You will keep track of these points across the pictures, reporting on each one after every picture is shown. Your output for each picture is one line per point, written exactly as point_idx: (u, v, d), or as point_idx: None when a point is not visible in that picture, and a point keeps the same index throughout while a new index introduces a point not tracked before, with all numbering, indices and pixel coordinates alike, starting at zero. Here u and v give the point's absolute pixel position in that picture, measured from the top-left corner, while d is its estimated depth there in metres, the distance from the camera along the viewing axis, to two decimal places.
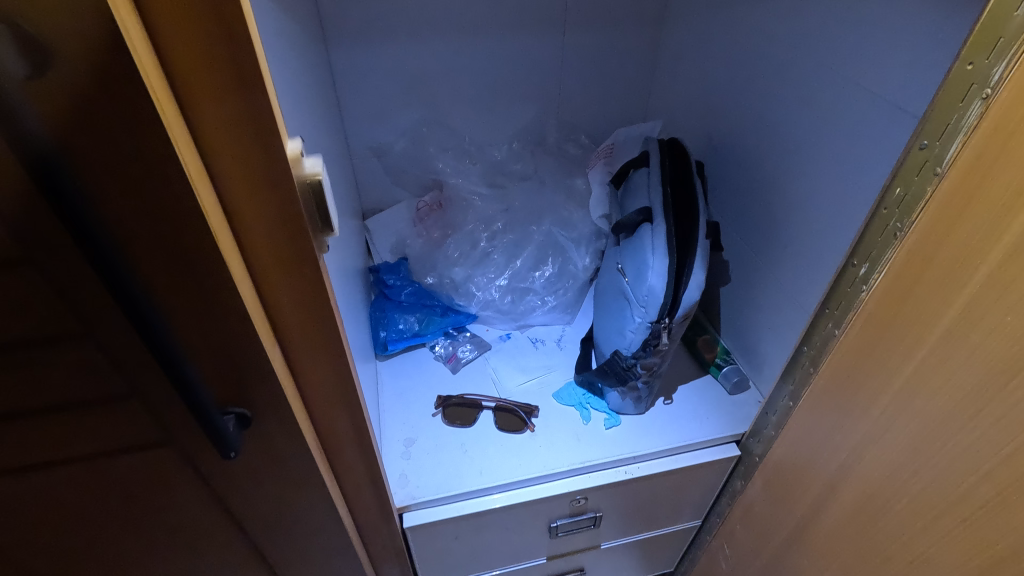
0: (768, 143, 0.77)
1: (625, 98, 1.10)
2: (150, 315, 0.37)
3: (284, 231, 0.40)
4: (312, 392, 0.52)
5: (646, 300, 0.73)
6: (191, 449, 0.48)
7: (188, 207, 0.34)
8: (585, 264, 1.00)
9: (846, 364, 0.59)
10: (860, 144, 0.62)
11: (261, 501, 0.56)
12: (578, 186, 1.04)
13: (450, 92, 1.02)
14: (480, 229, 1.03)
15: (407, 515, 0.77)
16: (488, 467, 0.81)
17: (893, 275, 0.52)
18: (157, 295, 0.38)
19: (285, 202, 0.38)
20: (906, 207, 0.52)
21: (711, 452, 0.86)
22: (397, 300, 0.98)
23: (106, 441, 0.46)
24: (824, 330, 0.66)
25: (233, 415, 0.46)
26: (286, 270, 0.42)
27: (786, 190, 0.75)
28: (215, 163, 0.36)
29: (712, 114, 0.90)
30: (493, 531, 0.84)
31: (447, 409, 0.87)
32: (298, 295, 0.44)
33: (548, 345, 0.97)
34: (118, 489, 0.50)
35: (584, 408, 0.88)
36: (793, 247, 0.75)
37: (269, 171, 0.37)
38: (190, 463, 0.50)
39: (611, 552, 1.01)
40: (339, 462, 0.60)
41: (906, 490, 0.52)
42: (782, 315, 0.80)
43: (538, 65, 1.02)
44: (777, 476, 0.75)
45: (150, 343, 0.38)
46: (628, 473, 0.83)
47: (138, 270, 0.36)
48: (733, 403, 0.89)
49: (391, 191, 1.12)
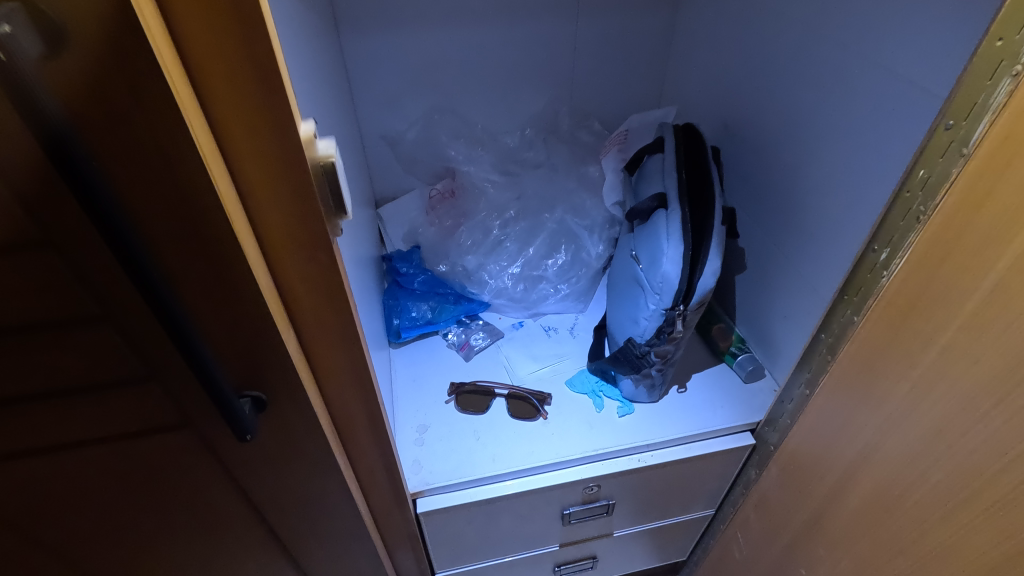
0: (787, 127, 0.75)
1: (638, 83, 1.09)
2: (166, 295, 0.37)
3: (297, 214, 0.40)
4: (327, 378, 0.52)
5: (660, 287, 0.72)
6: (208, 433, 0.49)
7: (200, 187, 0.34)
8: (598, 252, 0.99)
9: (867, 350, 0.58)
10: (881, 127, 0.61)
11: (279, 485, 0.57)
12: (591, 174, 1.03)
13: (463, 79, 1.01)
14: (493, 216, 1.02)
15: (420, 500, 0.78)
16: (501, 454, 0.81)
17: (916, 259, 0.51)
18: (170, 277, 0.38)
19: (298, 184, 0.38)
20: (930, 188, 0.51)
21: (725, 441, 0.86)
22: (410, 288, 0.99)
23: (125, 422, 0.46)
24: (843, 317, 0.65)
25: (249, 398, 0.46)
26: (300, 254, 0.42)
27: (804, 177, 0.74)
28: (228, 144, 0.36)
29: (728, 100, 0.89)
30: (506, 518, 0.85)
31: (460, 396, 0.87)
32: (312, 278, 0.44)
33: (561, 334, 0.97)
34: (138, 470, 0.51)
35: (596, 396, 0.88)
36: (811, 234, 0.74)
37: (281, 153, 0.37)
38: (208, 446, 0.51)
39: (623, 539, 1.01)
40: (354, 448, 0.61)
41: (926, 479, 0.51)
42: (799, 302, 0.79)
43: (551, 51, 1.01)
44: (793, 464, 0.75)
45: (166, 324, 0.38)
46: (641, 461, 0.83)
47: (153, 252, 0.36)
48: (748, 391, 0.89)
49: (404, 179, 1.12)
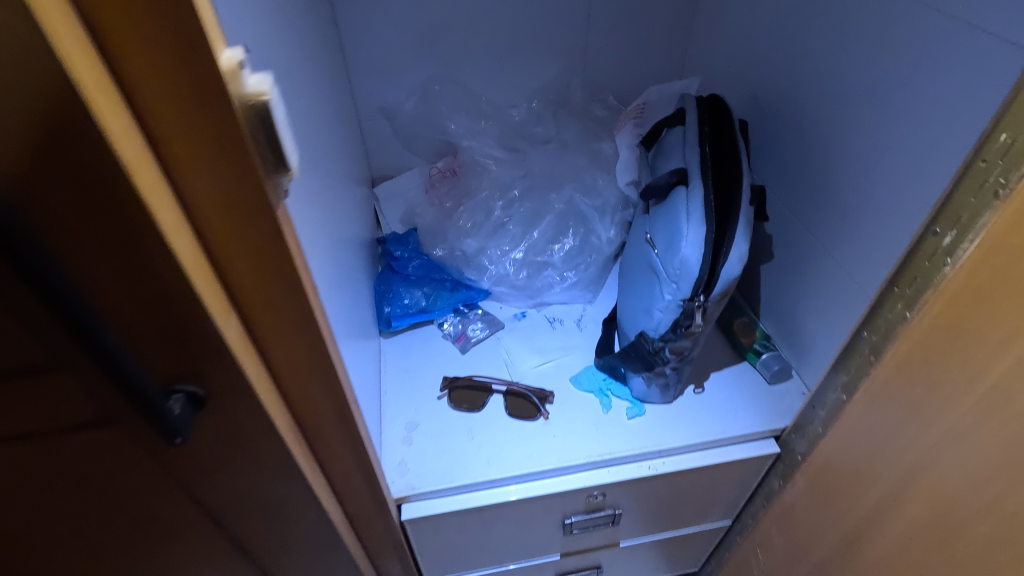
0: (830, 95, 0.66)
1: (659, 52, 0.99)
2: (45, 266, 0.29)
3: (224, 169, 0.31)
4: (283, 370, 0.44)
5: (678, 274, 0.63)
6: (143, 434, 0.41)
7: (78, 121, 0.26)
8: (609, 237, 0.90)
9: (922, 351, 0.50)
10: (951, 87, 0.51)
11: (236, 492, 0.50)
12: (604, 151, 0.94)
13: (467, 45, 0.93)
14: (495, 196, 0.94)
15: (406, 506, 0.71)
16: (496, 456, 0.73)
17: (990, 244, 0.42)
18: (57, 243, 0.30)
19: (223, 128, 0.30)
20: (1014, 157, 0.41)
21: (746, 448, 0.78)
22: (404, 273, 0.91)
23: (40, 421, 0.39)
24: (892, 313, 0.56)
25: (182, 395, 0.39)
26: (236, 222, 0.34)
27: (848, 151, 0.64)
28: (125, 70, 0.27)
29: (760, 67, 0.79)
30: (502, 526, 0.77)
31: (453, 391, 0.79)
32: (254, 252, 0.36)
33: (566, 325, 0.88)
34: (65, 475, 0.44)
35: (604, 395, 0.80)
36: (854, 217, 0.65)
37: (196, 86, 0.28)
38: (144, 449, 0.43)
39: (630, 550, 0.93)
40: (324, 450, 0.53)
41: (996, 509, 0.43)
42: (837, 296, 0.70)
43: (563, 16, 0.92)
44: (826, 478, 0.66)
45: (51, 302, 0.30)
46: (652, 469, 0.75)
47: (28, 208, 0.28)
48: (773, 394, 0.80)
49: (402, 156, 1.04)
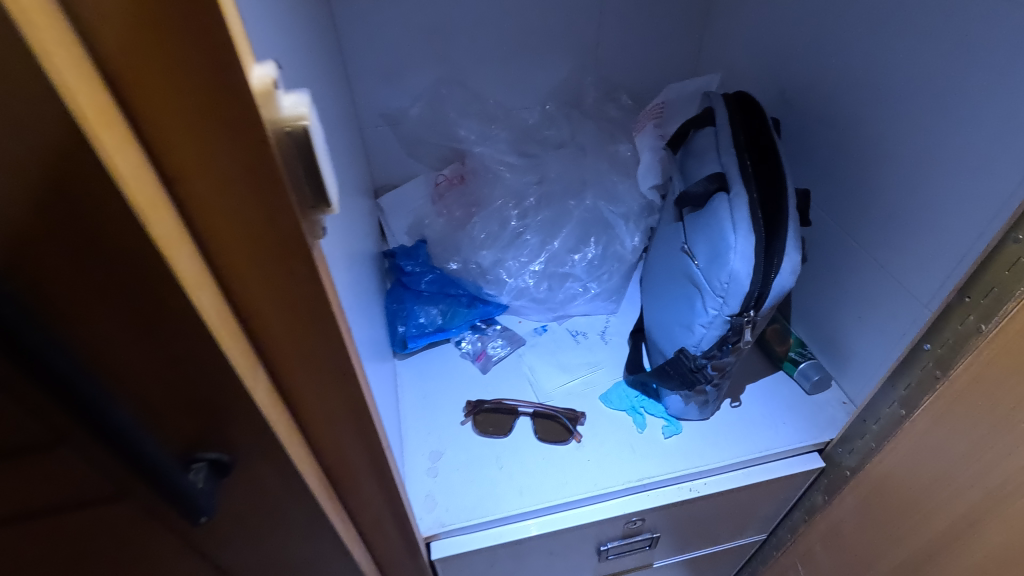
0: (874, 92, 0.62)
1: (674, 49, 0.95)
2: (40, 338, 0.24)
3: (257, 208, 0.26)
4: (315, 424, 0.39)
5: (726, 289, 0.59)
6: (156, 508, 0.36)
7: (80, 161, 0.21)
8: (633, 245, 0.86)
9: (1000, 368, 0.46)
10: None
11: (260, 557, 0.44)
12: (622, 154, 0.90)
13: (474, 46, 0.87)
14: (510, 204, 0.89)
15: (435, 544, 0.67)
16: (528, 485, 0.69)
17: None
18: (50, 303, 0.25)
19: (254, 160, 0.24)
20: None
21: (789, 463, 0.74)
22: (416, 289, 0.86)
23: (33, 498, 0.33)
24: (963, 325, 0.52)
25: (205, 464, 0.33)
26: (267, 265, 0.29)
27: (895, 151, 0.60)
28: (132, 94, 0.22)
29: (789, 62, 0.75)
30: (536, 557, 0.72)
31: (478, 416, 0.75)
32: (288, 299, 0.31)
33: (591, 339, 0.84)
34: (64, 553, 0.38)
35: (637, 413, 0.75)
36: (906, 221, 0.61)
37: (221, 111, 0.23)
38: (156, 521, 0.37)
39: (663, 570, 0.89)
40: (354, 502, 0.48)
41: None
42: (885, 304, 0.66)
43: (575, 13, 0.87)
44: (882, 497, 0.63)
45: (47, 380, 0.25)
46: (694, 491, 0.72)
47: (17, 268, 0.23)
48: (813, 405, 0.76)
49: (407, 163, 0.99)
